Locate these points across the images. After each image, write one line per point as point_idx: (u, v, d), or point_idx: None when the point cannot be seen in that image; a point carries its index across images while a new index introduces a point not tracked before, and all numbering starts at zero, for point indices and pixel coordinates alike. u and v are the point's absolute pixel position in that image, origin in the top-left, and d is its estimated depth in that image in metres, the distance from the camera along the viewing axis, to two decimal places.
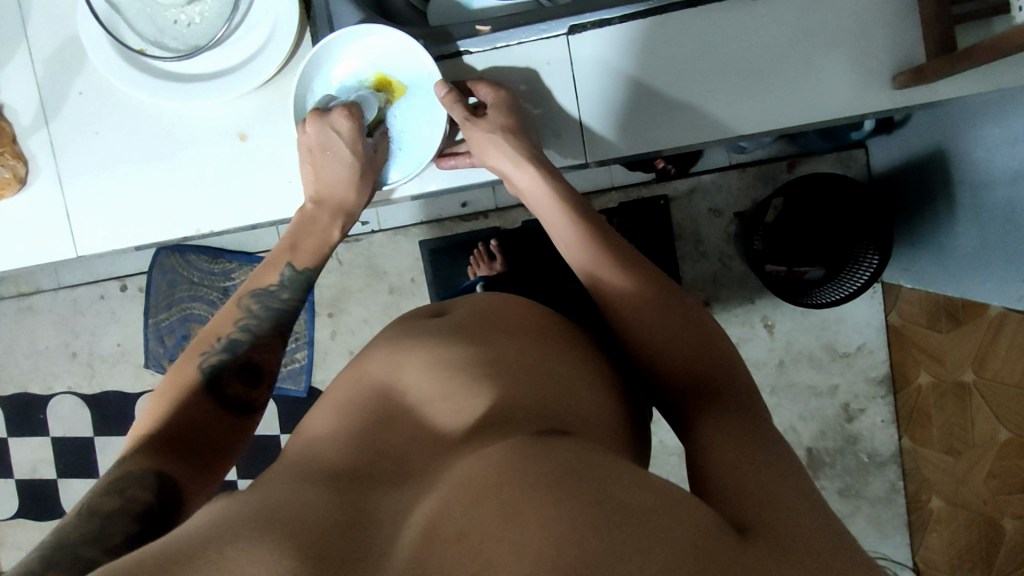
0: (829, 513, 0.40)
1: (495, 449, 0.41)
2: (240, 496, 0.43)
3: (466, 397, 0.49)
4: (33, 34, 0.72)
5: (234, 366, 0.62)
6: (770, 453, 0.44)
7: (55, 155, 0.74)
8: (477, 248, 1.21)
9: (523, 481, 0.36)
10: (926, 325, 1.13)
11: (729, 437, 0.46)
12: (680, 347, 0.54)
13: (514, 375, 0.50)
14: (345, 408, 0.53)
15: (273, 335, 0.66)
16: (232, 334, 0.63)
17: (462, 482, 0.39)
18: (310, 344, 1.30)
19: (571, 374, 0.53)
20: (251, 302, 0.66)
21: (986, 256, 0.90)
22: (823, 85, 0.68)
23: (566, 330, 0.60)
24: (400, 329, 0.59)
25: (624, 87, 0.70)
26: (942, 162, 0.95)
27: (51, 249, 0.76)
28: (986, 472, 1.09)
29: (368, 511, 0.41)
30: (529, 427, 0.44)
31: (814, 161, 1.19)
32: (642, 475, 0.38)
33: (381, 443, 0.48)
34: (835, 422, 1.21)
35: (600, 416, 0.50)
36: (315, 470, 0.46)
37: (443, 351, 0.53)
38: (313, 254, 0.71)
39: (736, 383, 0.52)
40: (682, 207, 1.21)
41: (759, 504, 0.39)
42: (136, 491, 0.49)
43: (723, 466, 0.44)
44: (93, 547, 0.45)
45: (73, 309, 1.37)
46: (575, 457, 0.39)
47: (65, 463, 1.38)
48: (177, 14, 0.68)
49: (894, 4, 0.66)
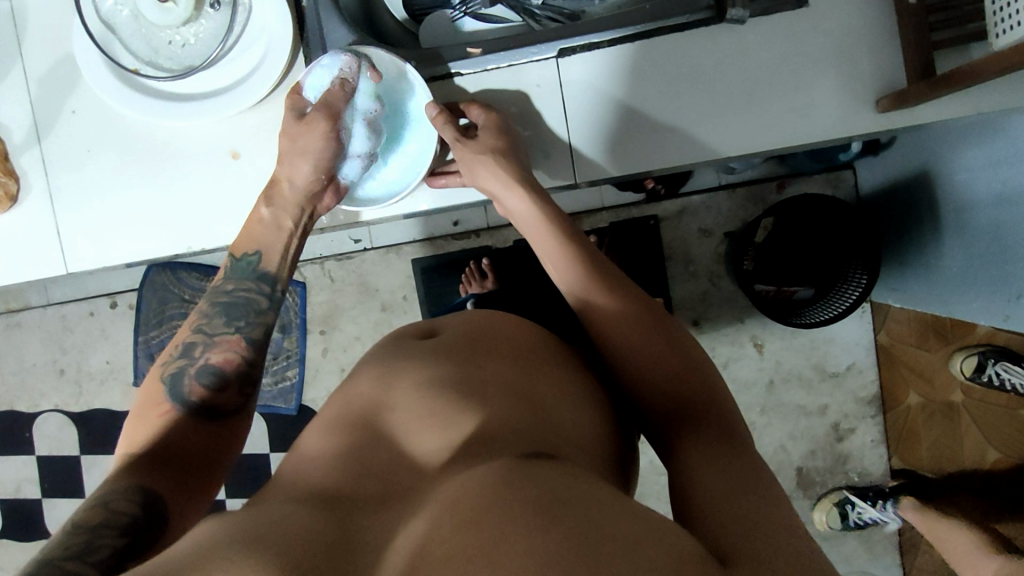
0: (817, 549, 0.40)
1: (481, 473, 0.41)
2: (232, 516, 0.43)
3: (453, 417, 0.49)
4: (28, 52, 0.73)
5: (195, 369, 0.62)
6: (755, 480, 0.44)
7: (47, 172, 0.74)
8: (469, 266, 1.22)
9: (507, 508, 0.36)
10: (915, 344, 1.17)
11: (715, 462, 0.46)
12: (665, 370, 0.54)
13: (502, 397, 0.51)
14: (333, 428, 0.53)
15: (232, 332, 0.65)
16: (187, 339, 0.64)
17: (448, 507, 0.38)
18: (301, 362, 1.29)
19: (558, 396, 0.53)
20: (203, 305, 0.66)
21: (972, 277, 0.91)
22: (808, 109, 0.69)
23: (556, 350, 0.60)
24: (391, 351, 0.59)
25: (613, 110, 0.71)
26: (929, 184, 0.96)
27: (40, 265, 0.76)
28: (972, 491, 1.15)
29: (353, 533, 0.41)
30: (515, 450, 0.44)
31: (802, 182, 1.20)
32: (628, 503, 0.38)
33: (366, 463, 0.48)
34: (826, 441, 1.21)
35: (586, 439, 0.50)
36: (302, 491, 0.46)
37: (431, 373, 0.54)
38: (253, 240, 0.70)
39: (720, 408, 0.52)
40: (673, 227, 1.22)
41: (742, 534, 0.39)
42: (119, 504, 0.49)
43: (709, 492, 0.44)
44: (80, 561, 0.44)
45: (61, 326, 1.36)
46: (560, 484, 0.38)
47: (51, 482, 1.36)
48: (172, 35, 0.69)
49: (876, 30, 0.67)
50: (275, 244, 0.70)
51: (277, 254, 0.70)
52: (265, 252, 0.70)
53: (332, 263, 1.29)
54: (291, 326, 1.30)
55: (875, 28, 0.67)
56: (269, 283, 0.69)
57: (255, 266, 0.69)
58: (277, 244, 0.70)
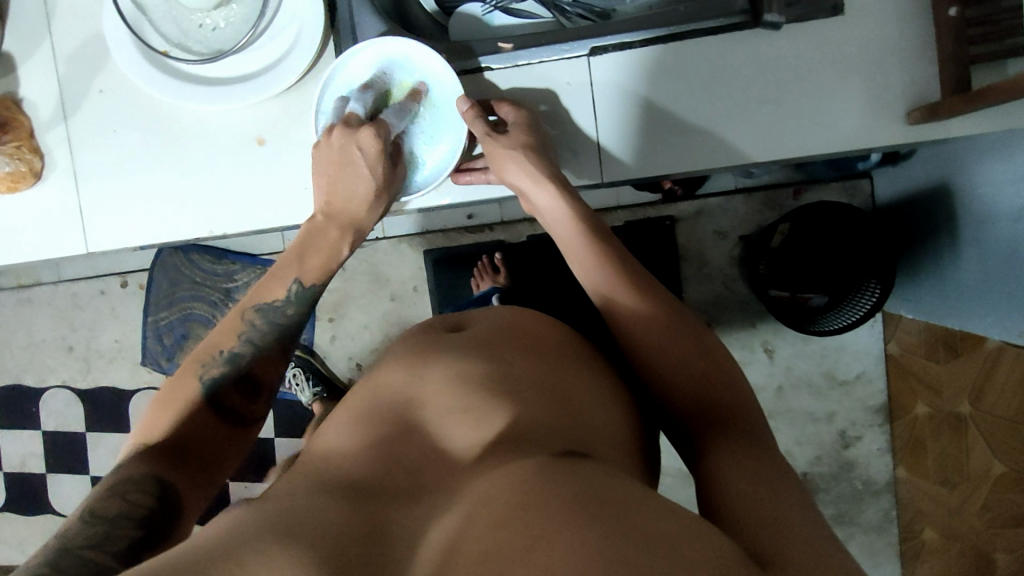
0: (846, 552, 0.40)
1: (516, 468, 0.41)
2: (262, 504, 0.43)
3: (483, 413, 0.49)
4: (57, 30, 0.73)
5: (235, 376, 0.61)
6: (784, 486, 0.45)
7: (71, 151, 0.74)
8: (481, 260, 1.22)
9: (545, 505, 0.36)
10: (924, 356, 1.13)
11: (744, 466, 0.47)
12: (694, 373, 0.54)
13: (532, 394, 0.51)
14: (365, 417, 0.53)
15: (275, 347, 0.65)
16: (234, 347, 0.63)
17: (483, 502, 0.39)
18: (310, 347, 1.30)
19: (584, 394, 0.53)
20: (253, 314, 0.64)
21: (988, 291, 0.90)
22: (837, 117, 0.69)
23: (581, 347, 0.60)
24: (417, 342, 0.60)
25: (642, 111, 0.71)
26: (950, 197, 0.95)
27: (60, 243, 0.76)
28: (978, 505, 1.10)
29: (383, 526, 0.41)
30: (544, 447, 0.45)
31: (820, 189, 1.20)
32: (662, 503, 0.39)
33: (398, 455, 0.48)
34: (832, 449, 1.22)
35: (614, 438, 0.50)
36: (331, 481, 0.47)
37: (459, 366, 0.54)
38: (319, 269, 0.69)
39: (747, 413, 0.53)
40: (688, 229, 1.22)
41: (779, 539, 0.39)
42: (137, 496, 0.50)
43: (742, 497, 0.44)
44: (95, 551, 0.46)
45: (72, 303, 1.36)
46: (592, 481, 0.39)
47: (56, 457, 1.37)
48: (201, 18, 0.69)
49: (912, 41, 0.67)
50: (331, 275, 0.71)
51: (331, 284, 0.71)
52: (324, 282, 0.70)
53: None
54: None
55: (910, 39, 0.67)
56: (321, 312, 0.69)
57: (314, 295, 0.68)
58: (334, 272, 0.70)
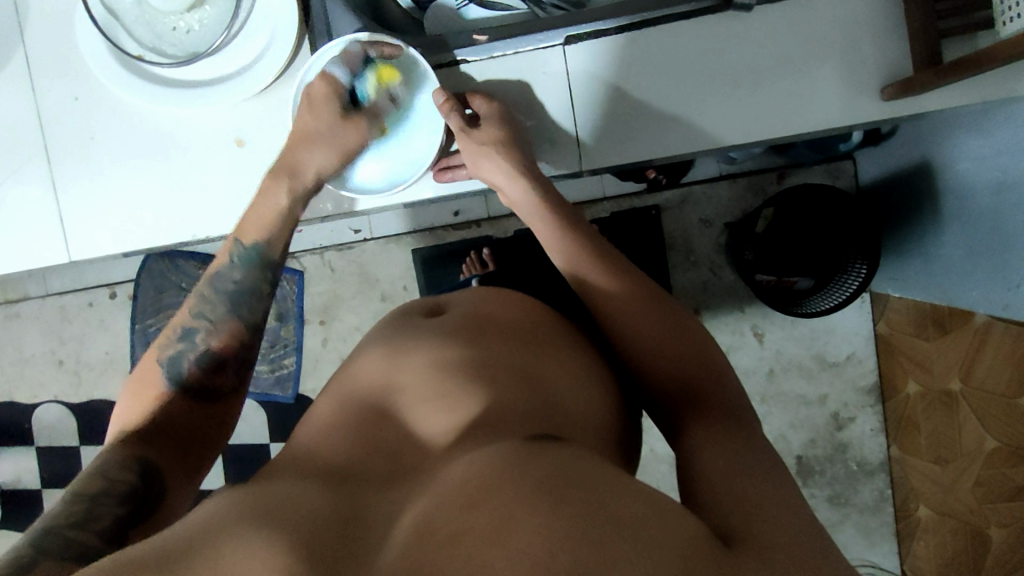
0: (816, 526, 0.42)
1: (490, 452, 0.43)
2: (240, 494, 0.45)
3: (459, 401, 0.51)
4: (30, 39, 0.72)
5: (195, 353, 0.63)
6: (758, 460, 0.47)
7: (50, 162, 0.74)
8: (470, 255, 1.22)
9: (515, 486, 0.38)
10: (914, 333, 1.16)
11: (720, 444, 0.49)
12: (673, 356, 0.57)
13: (505, 381, 0.53)
14: (348, 410, 0.55)
15: (234, 321, 0.66)
16: (188, 323, 0.65)
17: (457, 485, 0.41)
18: (299, 351, 1.30)
19: (565, 382, 0.55)
20: (203, 288, 0.67)
21: (973, 264, 0.91)
22: (814, 98, 0.69)
23: (564, 334, 0.62)
24: (401, 332, 0.62)
25: (618, 98, 0.71)
26: (930, 175, 0.97)
27: (43, 254, 0.75)
28: (972, 480, 1.11)
29: (363, 510, 0.43)
30: (522, 432, 0.47)
31: (803, 173, 1.21)
32: (629, 483, 0.40)
33: (379, 446, 0.51)
34: (825, 431, 1.25)
35: (588, 422, 0.52)
36: (316, 471, 0.49)
37: (442, 356, 0.56)
38: (261, 228, 0.70)
39: (723, 392, 0.55)
40: (674, 217, 1.23)
41: (744, 511, 0.41)
42: (116, 473, 0.52)
43: (710, 476, 0.46)
44: (78, 530, 0.47)
45: (62, 317, 1.39)
46: (565, 464, 0.40)
47: (52, 472, 1.40)
48: (175, 21, 0.69)
49: (885, 18, 0.68)
50: (274, 224, 0.70)
51: (276, 238, 0.70)
52: (270, 238, 0.70)
53: (332, 253, 1.29)
54: (289, 315, 1.31)
55: (884, 17, 0.68)
56: (271, 270, 0.69)
57: (259, 252, 0.69)
58: (281, 231, 0.71)
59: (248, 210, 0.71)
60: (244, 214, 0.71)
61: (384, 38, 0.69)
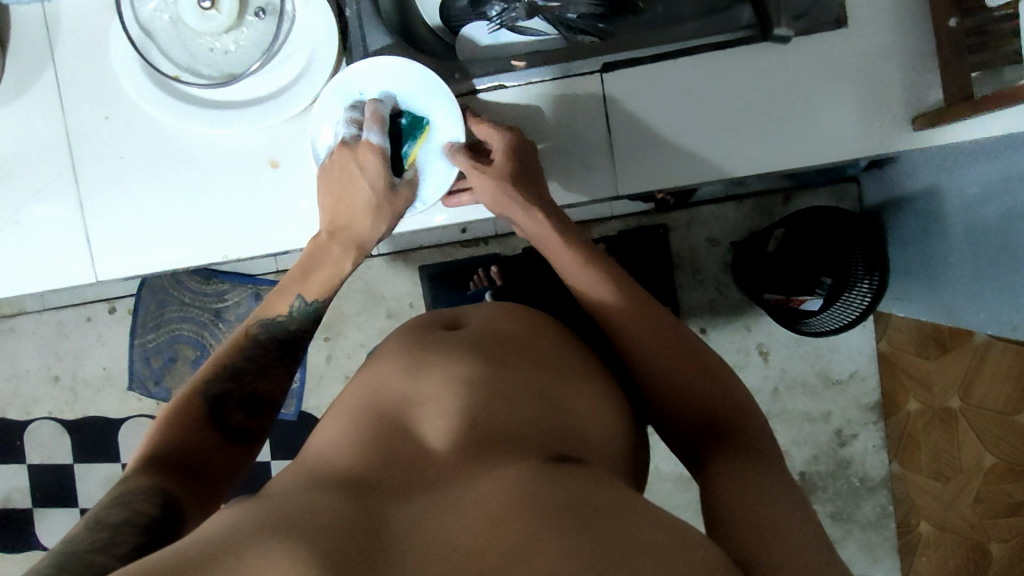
0: (819, 548, 0.47)
1: (513, 473, 0.46)
2: (256, 503, 0.45)
3: (475, 412, 0.52)
4: (60, 58, 0.72)
5: (239, 392, 0.63)
6: (767, 488, 0.52)
7: (77, 181, 0.73)
8: (478, 272, 1.22)
9: (545, 510, 0.41)
10: (915, 352, 1.18)
11: (734, 475, 0.54)
12: (686, 384, 0.60)
13: (522, 397, 0.54)
14: (360, 417, 0.55)
15: (282, 368, 0.67)
16: (237, 362, 0.65)
17: (486, 503, 0.43)
18: (303, 368, 1.30)
19: (581, 403, 0.57)
20: (257, 331, 0.68)
21: (981, 286, 0.93)
22: (838, 127, 0.71)
23: (574, 353, 0.64)
24: (417, 340, 0.62)
25: (652, 124, 0.73)
26: (937, 200, 0.99)
27: (65, 273, 0.75)
28: (972, 497, 1.14)
29: (383, 519, 0.42)
30: (540, 451, 0.50)
31: (809, 195, 1.23)
32: (648, 512, 0.44)
33: (396, 451, 0.50)
34: (828, 447, 1.27)
35: (604, 443, 0.55)
36: (332, 475, 0.48)
37: (460, 368, 0.56)
38: (326, 287, 0.71)
39: (730, 415, 0.59)
40: (681, 236, 1.25)
41: (758, 545, 0.46)
42: (141, 505, 0.50)
43: (732, 512, 0.50)
44: (102, 554, 0.46)
45: (58, 332, 1.37)
46: (586, 491, 0.44)
47: (45, 489, 1.38)
48: (211, 42, 0.69)
49: (911, 51, 0.69)
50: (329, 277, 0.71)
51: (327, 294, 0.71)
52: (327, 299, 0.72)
53: None
54: None
55: (910, 50, 0.69)
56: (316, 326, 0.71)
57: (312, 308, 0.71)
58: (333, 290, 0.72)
59: (303, 259, 0.72)
60: (297, 262, 0.72)
61: (405, 67, 0.69)
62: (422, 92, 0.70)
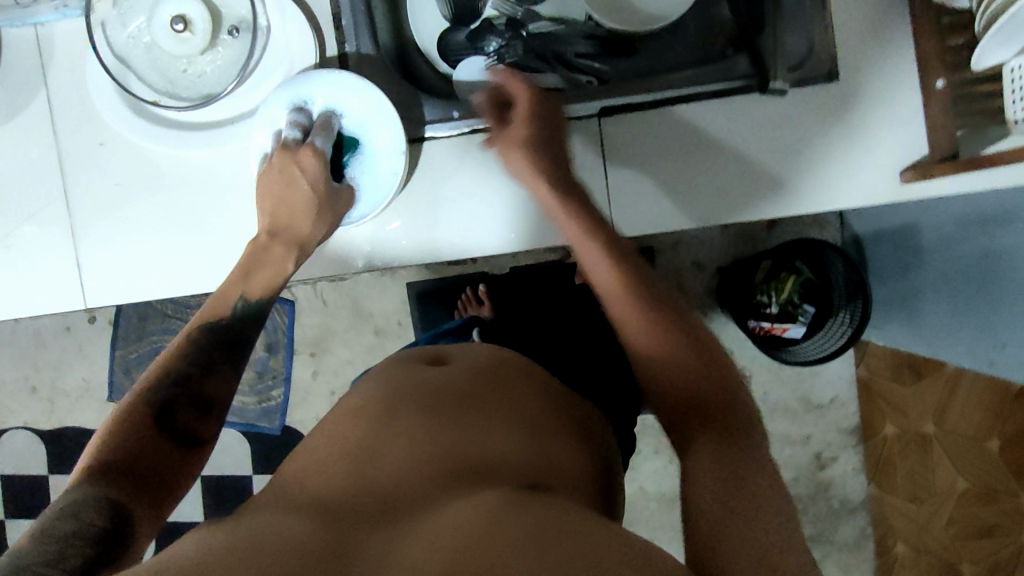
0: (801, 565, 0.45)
1: (485, 502, 0.46)
2: (226, 525, 0.46)
3: (453, 448, 0.54)
4: (52, 81, 0.72)
5: (185, 394, 0.60)
6: (758, 493, 0.49)
7: (69, 207, 0.73)
8: (465, 291, 1.20)
9: (511, 539, 0.42)
10: (891, 377, 1.20)
11: (723, 471, 0.50)
12: (689, 371, 0.57)
13: (498, 433, 0.56)
14: (337, 442, 0.56)
15: (228, 368, 0.64)
16: (181, 364, 0.62)
17: (457, 529, 0.43)
18: (287, 381, 1.30)
19: (550, 436, 0.58)
20: (199, 333, 0.64)
21: (959, 319, 0.95)
22: (832, 172, 0.72)
23: (544, 390, 0.65)
24: (400, 375, 0.63)
25: (648, 170, 0.74)
26: (919, 237, 1.02)
27: (53, 298, 0.74)
28: (944, 521, 1.12)
29: (356, 543, 0.44)
30: (512, 483, 0.50)
31: (790, 222, 1.25)
32: (617, 537, 0.44)
33: (372, 478, 0.51)
34: (808, 470, 1.30)
35: (570, 474, 0.55)
36: (305, 501, 0.49)
37: (437, 403, 0.58)
38: (269, 284, 0.68)
39: (738, 412, 0.55)
40: (667, 259, 1.27)
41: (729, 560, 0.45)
42: (90, 515, 0.50)
43: (703, 519, 0.48)
44: (49, 567, 0.45)
45: (35, 341, 1.35)
46: (553, 517, 0.44)
47: (20, 500, 1.36)
48: (186, 64, 0.70)
49: (908, 100, 0.70)
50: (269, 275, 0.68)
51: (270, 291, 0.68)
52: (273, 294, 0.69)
53: (325, 285, 1.29)
54: (279, 345, 1.30)
55: (907, 100, 0.70)
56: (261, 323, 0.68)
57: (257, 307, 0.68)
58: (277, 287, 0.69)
59: (244, 259, 0.69)
60: (238, 262, 0.69)
61: (344, 74, 0.68)
62: (359, 95, 0.69)
